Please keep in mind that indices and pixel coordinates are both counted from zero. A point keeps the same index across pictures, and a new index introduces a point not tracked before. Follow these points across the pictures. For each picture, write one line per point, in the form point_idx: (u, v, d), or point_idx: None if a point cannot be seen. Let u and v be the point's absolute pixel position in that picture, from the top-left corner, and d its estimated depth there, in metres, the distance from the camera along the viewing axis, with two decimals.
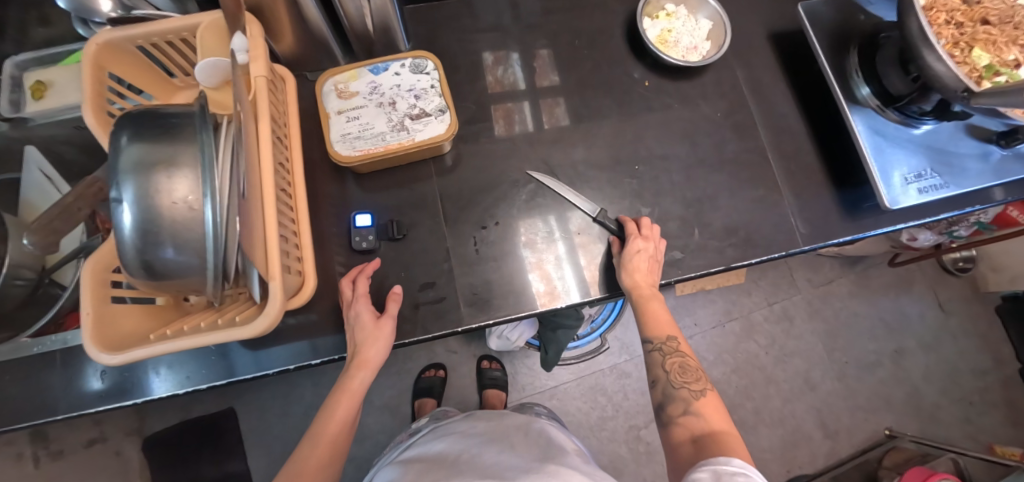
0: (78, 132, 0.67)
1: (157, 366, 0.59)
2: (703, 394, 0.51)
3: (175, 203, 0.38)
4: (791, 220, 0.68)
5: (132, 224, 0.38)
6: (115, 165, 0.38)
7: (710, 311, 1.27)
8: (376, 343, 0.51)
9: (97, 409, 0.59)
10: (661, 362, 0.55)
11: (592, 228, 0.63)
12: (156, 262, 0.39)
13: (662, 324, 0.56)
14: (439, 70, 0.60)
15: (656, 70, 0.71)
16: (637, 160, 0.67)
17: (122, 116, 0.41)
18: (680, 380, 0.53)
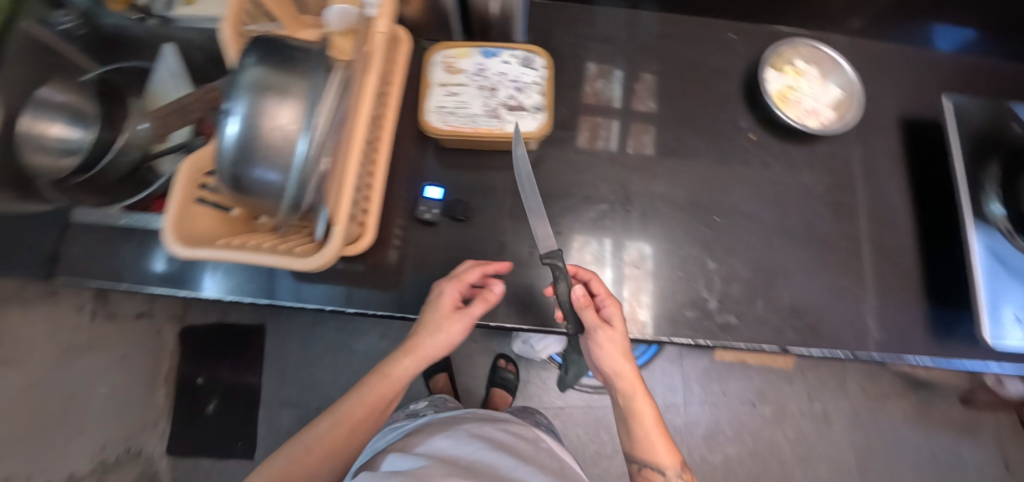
0: (211, 42, 0.73)
1: (205, 270, 0.64)
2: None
3: (276, 130, 0.40)
4: (867, 321, 0.62)
5: (234, 137, 0.41)
6: (237, 81, 0.41)
7: (743, 385, 1.19)
8: (447, 335, 0.51)
9: (155, 289, 0.66)
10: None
11: (645, 262, 0.61)
12: (245, 177, 0.42)
13: (668, 456, 0.50)
14: (548, 70, 0.60)
15: (765, 124, 0.67)
16: (719, 210, 0.64)
17: (254, 38, 0.44)
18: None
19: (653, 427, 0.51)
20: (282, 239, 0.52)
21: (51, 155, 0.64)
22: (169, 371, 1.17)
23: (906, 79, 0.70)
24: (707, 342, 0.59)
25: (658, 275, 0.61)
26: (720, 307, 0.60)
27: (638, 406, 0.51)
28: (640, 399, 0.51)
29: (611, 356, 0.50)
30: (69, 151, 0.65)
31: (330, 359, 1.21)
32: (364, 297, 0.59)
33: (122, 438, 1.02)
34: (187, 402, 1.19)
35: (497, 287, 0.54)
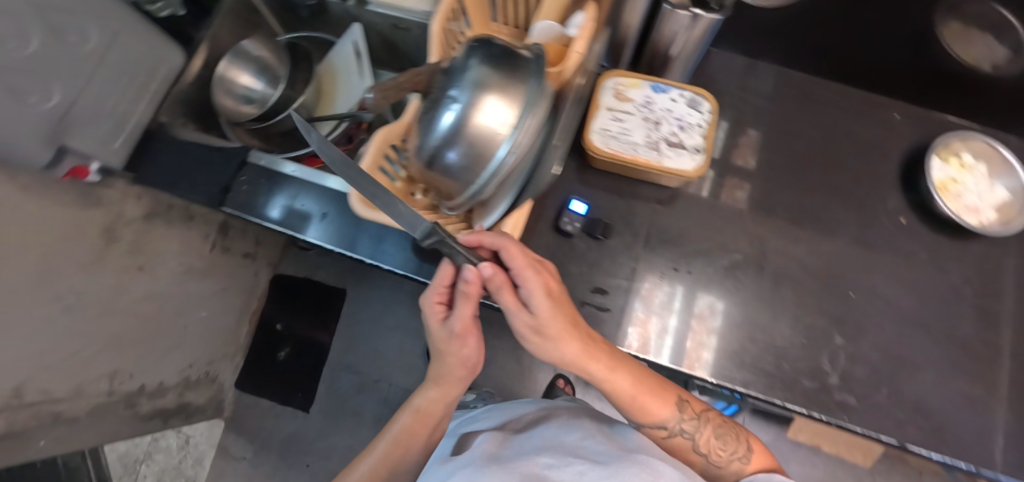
0: (392, 29, 0.81)
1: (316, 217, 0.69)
2: (750, 457, 0.52)
3: (491, 123, 0.44)
4: (1001, 438, 0.57)
5: (449, 124, 0.44)
6: (460, 73, 0.45)
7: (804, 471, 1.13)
8: (463, 337, 0.53)
9: (275, 227, 0.70)
10: (694, 445, 0.53)
11: (714, 318, 0.60)
12: (447, 159, 0.46)
13: (659, 410, 0.53)
14: (712, 114, 0.61)
15: (917, 210, 0.66)
16: (856, 286, 0.62)
17: (475, 38, 0.48)
18: (718, 456, 0.53)
19: (636, 396, 0.52)
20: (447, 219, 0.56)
21: (233, 99, 0.81)
22: (254, 312, 1.27)
23: None
24: (822, 416, 0.58)
25: (780, 337, 0.60)
26: (840, 385, 0.59)
27: (614, 379, 0.51)
28: (609, 373, 0.51)
29: (551, 340, 0.49)
30: (250, 100, 0.81)
31: (400, 335, 1.29)
32: None
33: (205, 362, 1.14)
34: (262, 345, 1.28)
35: (470, 272, 0.46)
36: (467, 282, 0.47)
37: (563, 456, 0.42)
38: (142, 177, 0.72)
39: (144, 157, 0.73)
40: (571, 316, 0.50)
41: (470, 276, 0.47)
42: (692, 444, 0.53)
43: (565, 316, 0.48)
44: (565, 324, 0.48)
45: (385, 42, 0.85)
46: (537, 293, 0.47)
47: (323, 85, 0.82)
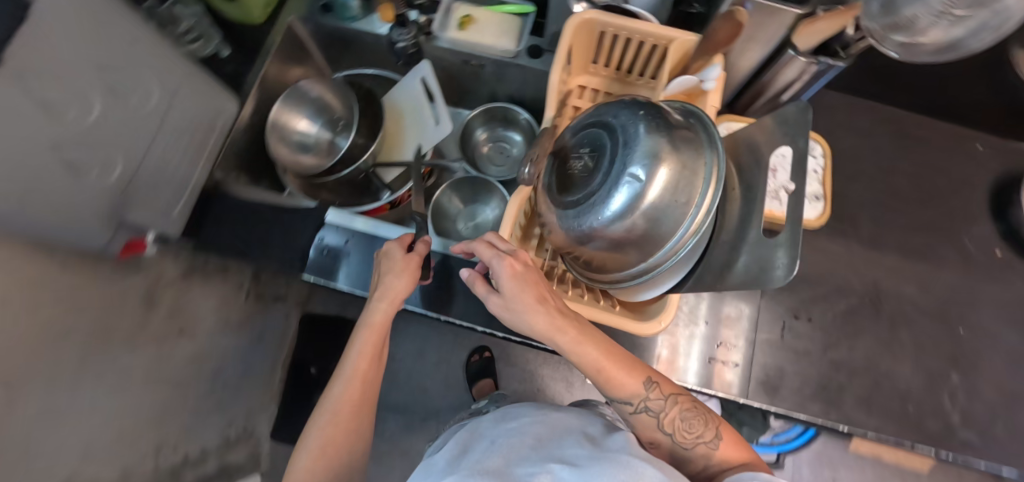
0: (460, 65, 0.75)
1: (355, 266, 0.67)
2: (721, 441, 0.42)
3: (673, 201, 0.41)
4: None
5: (625, 204, 0.41)
6: (629, 146, 0.42)
7: (856, 476, 1.16)
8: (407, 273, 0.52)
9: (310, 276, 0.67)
10: (658, 424, 0.43)
11: (742, 322, 0.61)
12: (619, 239, 0.43)
13: (626, 383, 0.43)
14: (827, 159, 0.60)
15: (1011, 241, 0.67)
16: (964, 322, 0.64)
17: (629, 103, 0.45)
18: (686, 438, 0.42)
19: (595, 365, 0.43)
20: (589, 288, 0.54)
21: (288, 147, 0.75)
22: (286, 356, 1.20)
23: None
24: (950, 456, 0.58)
25: (904, 380, 0.61)
26: (963, 423, 0.59)
27: (578, 348, 0.43)
28: (575, 343, 0.43)
29: (511, 309, 0.44)
30: (305, 146, 0.77)
31: (443, 369, 1.25)
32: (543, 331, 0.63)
33: (243, 417, 1.06)
34: (297, 390, 1.22)
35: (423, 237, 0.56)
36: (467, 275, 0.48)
37: (531, 467, 0.38)
38: (204, 242, 0.66)
39: (207, 219, 0.66)
40: (542, 287, 0.44)
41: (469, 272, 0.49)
42: (657, 422, 0.43)
43: (529, 297, 0.43)
44: (528, 297, 0.43)
45: (448, 77, 0.80)
46: (506, 276, 0.43)
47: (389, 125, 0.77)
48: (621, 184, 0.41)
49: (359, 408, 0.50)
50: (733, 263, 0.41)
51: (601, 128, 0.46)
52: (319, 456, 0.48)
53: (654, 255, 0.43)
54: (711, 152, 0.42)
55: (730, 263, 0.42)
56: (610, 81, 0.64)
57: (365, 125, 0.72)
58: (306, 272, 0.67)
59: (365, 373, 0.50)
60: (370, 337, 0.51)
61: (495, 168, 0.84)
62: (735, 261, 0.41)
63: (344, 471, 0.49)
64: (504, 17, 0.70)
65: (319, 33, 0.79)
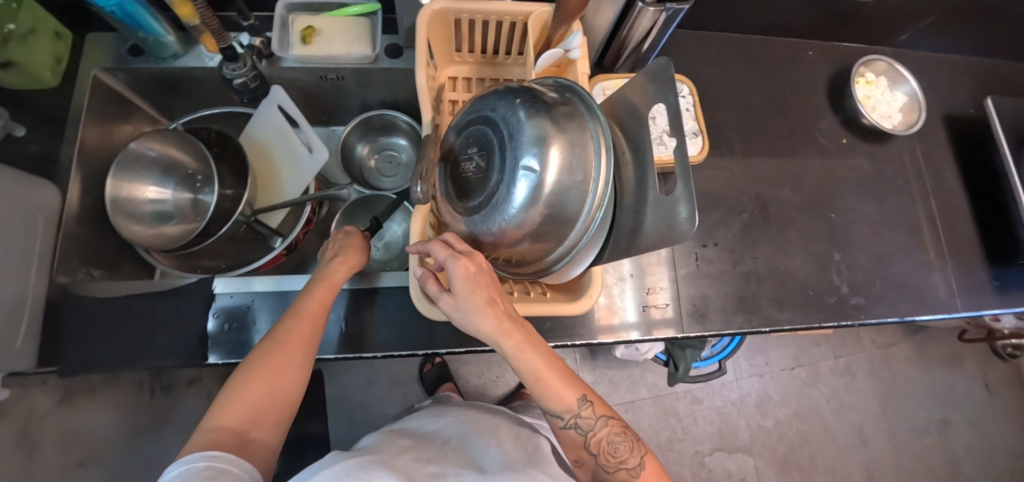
0: (318, 81, 0.68)
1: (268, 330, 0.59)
2: (643, 466, 0.45)
3: (575, 183, 0.40)
4: (952, 285, 0.74)
5: (528, 197, 0.40)
6: (515, 137, 0.41)
7: (782, 353, 1.35)
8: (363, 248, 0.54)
9: (216, 359, 0.57)
10: (585, 443, 0.45)
11: (654, 265, 0.65)
12: (531, 230, 0.42)
13: (564, 395, 0.43)
14: (694, 96, 0.64)
15: (850, 129, 0.78)
16: (832, 208, 0.73)
17: (507, 90, 0.44)
18: (609, 460, 0.45)
19: (538, 375, 0.42)
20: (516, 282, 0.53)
21: (142, 223, 0.63)
22: None
23: (941, 83, 0.84)
24: (848, 322, 0.68)
25: (801, 272, 0.69)
26: (851, 291, 0.70)
27: (526, 355, 0.41)
28: (523, 349, 0.41)
29: (461, 310, 0.40)
30: (166, 215, 0.66)
31: (402, 390, 1.21)
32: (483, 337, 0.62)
33: None
34: None
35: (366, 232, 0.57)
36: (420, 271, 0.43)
37: (456, 465, 0.50)
38: (72, 365, 0.55)
39: (65, 338, 0.55)
40: (493, 288, 0.41)
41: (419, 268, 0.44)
42: (583, 439, 0.45)
43: (485, 298, 0.40)
44: (482, 298, 0.40)
45: (309, 97, 0.72)
46: (461, 274, 0.40)
47: (257, 166, 0.68)
48: (519, 177, 0.40)
49: (297, 356, 0.44)
50: (640, 224, 0.43)
51: (484, 124, 0.44)
52: (246, 393, 0.41)
53: (568, 238, 0.43)
54: (594, 122, 0.42)
55: (638, 226, 0.44)
56: (480, 66, 0.62)
57: (227, 173, 0.63)
58: (213, 355, 0.57)
59: (310, 324, 0.46)
60: (320, 293, 0.48)
61: (389, 180, 0.79)
62: (642, 223, 0.43)
63: (269, 418, 0.41)
64: (349, 20, 0.65)
65: (137, 82, 0.66)
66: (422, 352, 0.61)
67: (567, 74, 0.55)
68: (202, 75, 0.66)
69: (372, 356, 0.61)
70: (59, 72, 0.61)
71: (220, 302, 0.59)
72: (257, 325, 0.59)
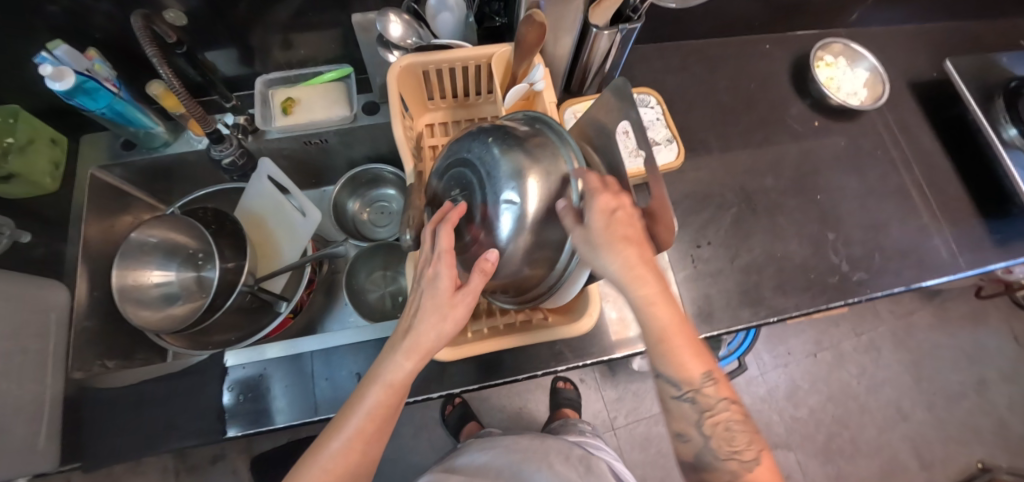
0: (303, 146, 0.70)
1: (281, 395, 0.57)
2: (757, 464, 0.40)
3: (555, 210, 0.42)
4: (952, 247, 0.74)
5: (512, 230, 0.42)
6: (494, 173, 0.43)
7: (802, 340, 1.33)
8: (461, 312, 0.41)
9: (239, 430, 0.56)
10: (698, 422, 0.41)
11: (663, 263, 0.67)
12: (522, 258, 0.43)
13: (688, 364, 0.40)
14: (662, 105, 0.67)
15: (820, 111, 0.80)
16: (818, 189, 0.74)
17: (482, 128, 0.46)
18: (725, 446, 0.41)
19: (663, 336, 0.40)
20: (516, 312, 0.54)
21: (151, 307, 0.65)
22: None
23: (901, 52, 0.86)
24: (855, 299, 0.68)
25: (797, 255, 0.69)
26: (852, 268, 0.70)
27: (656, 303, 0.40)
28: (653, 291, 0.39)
29: (592, 243, 0.38)
30: (172, 297, 0.68)
31: (426, 436, 1.19)
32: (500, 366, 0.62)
33: None
34: None
35: (493, 253, 0.41)
36: (487, 259, 0.41)
37: None
38: (93, 458, 0.55)
39: (85, 432, 0.55)
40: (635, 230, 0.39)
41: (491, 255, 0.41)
42: (695, 417, 0.41)
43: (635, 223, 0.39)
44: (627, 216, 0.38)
45: (298, 163, 0.75)
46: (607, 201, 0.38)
47: (252, 235, 0.70)
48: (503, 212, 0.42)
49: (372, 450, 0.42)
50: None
51: (462, 166, 0.46)
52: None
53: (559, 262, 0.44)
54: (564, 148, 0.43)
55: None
56: (454, 110, 0.65)
57: (225, 245, 0.65)
58: (229, 429, 0.56)
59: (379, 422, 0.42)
60: (385, 398, 0.42)
61: (382, 229, 0.81)
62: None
63: None
64: (326, 86, 0.68)
65: (133, 174, 0.69)
66: (437, 395, 0.60)
67: (536, 106, 0.58)
68: (194, 158, 0.69)
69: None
70: (58, 177, 0.64)
71: (233, 373, 0.58)
72: (279, 388, 0.58)
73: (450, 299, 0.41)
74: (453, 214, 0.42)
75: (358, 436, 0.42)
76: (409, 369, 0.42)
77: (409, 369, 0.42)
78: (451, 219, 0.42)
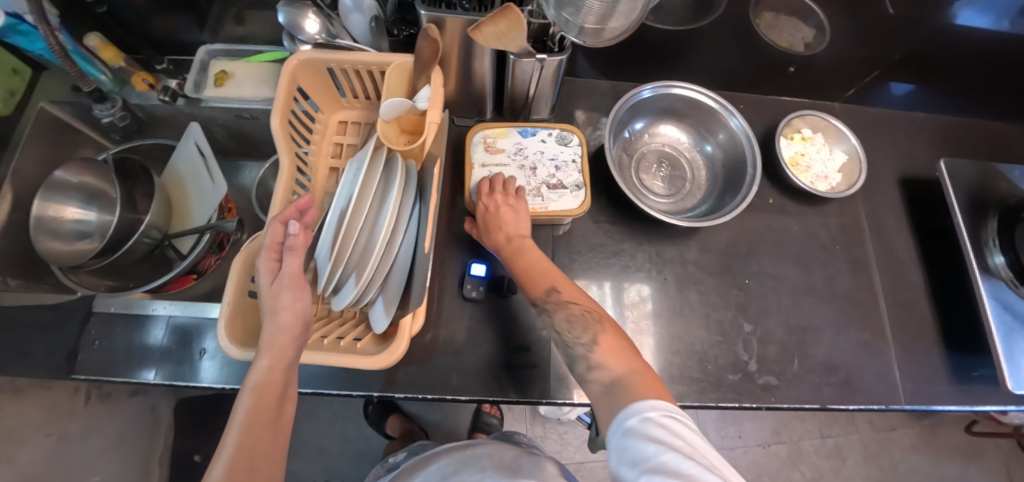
0: (235, 119, 0.71)
1: (134, 354, 0.61)
2: (598, 340, 0.45)
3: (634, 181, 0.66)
4: (894, 373, 0.64)
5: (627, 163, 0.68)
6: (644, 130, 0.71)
7: (758, 427, 1.20)
8: (293, 296, 0.42)
9: (115, 379, 0.60)
10: (557, 326, 0.48)
11: (644, 304, 0.63)
12: (670, 181, 0.69)
13: (539, 280, 0.52)
14: (582, 146, 0.63)
15: (781, 187, 0.72)
16: (748, 273, 0.67)
17: (640, 100, 0.67)
18: (575, 333, 0.47)
19: (529, 273, 0.52)
20: (337, 327, 0.53)
21: (64, 240, 0.68)
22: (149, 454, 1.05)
23: (897, 142, 0.77)
24: (752, 405, 0.60)
25: (697, 341, 0.62)
26: (760, 369, 0.62)
27: (529, 265, 0.53)
28: (521, 261, 0.53)
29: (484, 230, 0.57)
30: (86, 234, 0.69)
31: (340, 426, 1.14)
32: (340, 377, 0.57)
33: None
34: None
35: (295, 229, 0.44)
36: (292, 236, 0.43)
37: None
38: None
39: None
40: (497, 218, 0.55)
41: (299, 232, 0.44)
42: (552, 322, 0.49)
43: (505, 233, 0.55)
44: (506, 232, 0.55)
45: (235, 134, 0.77)
46: (486, 210, 0.56)
47: (170, 192, 0.73)
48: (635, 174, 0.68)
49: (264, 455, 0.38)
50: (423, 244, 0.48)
51: (642, 105, 0.68)
52: None
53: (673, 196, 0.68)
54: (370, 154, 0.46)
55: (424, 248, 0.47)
56: (369, 111, 0.65)
57: (140, 196, 0.70)
58: (82, 374, 0.60)
59: (259, 425, 0.38)
60: (259, 402, 0.39)
61: None
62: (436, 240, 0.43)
63: None
64: (261, 65, 0.69)
65: (81, 113, 0.73)
66: None
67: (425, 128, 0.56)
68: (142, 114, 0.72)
69: (221, 388, 0.60)
70: (13, 103, 0.69)
71: (96, 324, 0.62)
72: (128, 341, 0.62)
73: (271, 289, 0.41)
74: (287, 210, 0.46)
75: (245, 447, 0.37)
76: (270, 366, 0.40)
77: (270, 367, 0.40)
78: (286, 216, 0.46)
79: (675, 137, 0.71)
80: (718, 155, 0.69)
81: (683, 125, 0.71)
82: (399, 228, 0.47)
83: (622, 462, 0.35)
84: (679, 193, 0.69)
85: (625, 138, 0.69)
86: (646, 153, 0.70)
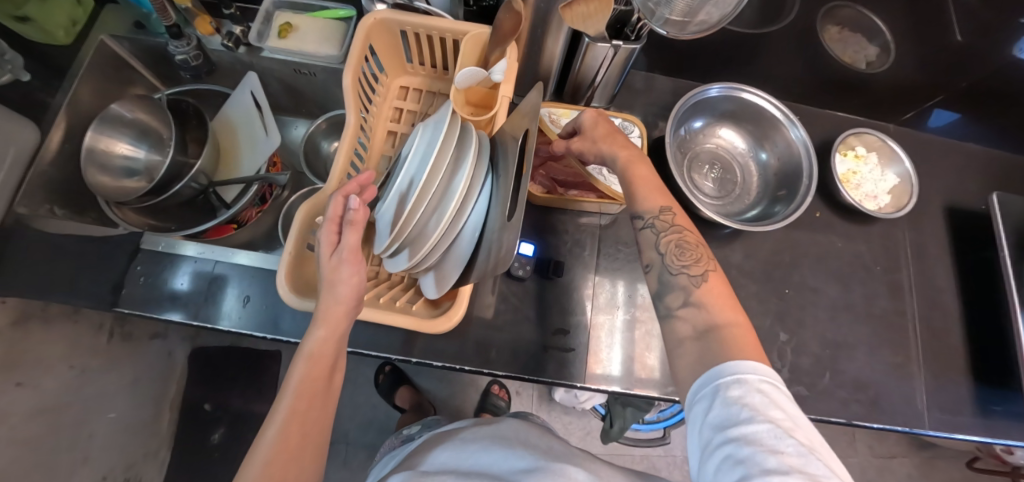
0: (292, 73, 0.72)
1: (172, 293, 0.61)
2: (706, 277, 0.42)
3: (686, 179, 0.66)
4: (922, 398, 0.64)
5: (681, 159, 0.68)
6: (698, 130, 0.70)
7: None
8: (351, 269, 0.41)
9: (154, 316, 0.60)
10: (657, 241, 0.45)
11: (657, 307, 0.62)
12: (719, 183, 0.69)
13: (654, 194, 0.47)
14: (642, 139, 0.62)
15: (828, 203, 0.72)
16: (789, 283, 0.67)
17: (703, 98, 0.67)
18: (679, 262, 0.43)
19: (631, 180, 0.48)
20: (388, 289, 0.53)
21: (111, 174, 0.68)
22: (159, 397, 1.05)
23: (948, 171, 0.77)
24: None
25: None
26: (792, 378, 0.62)
27: (636, 174, 0.49)
28: (633, 167, 0.49)
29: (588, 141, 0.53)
30: (133, 172, 0.70)
31: (350, 391, 1.15)
32: (379, 340, 0.57)
33: (122, 467, 0.88)
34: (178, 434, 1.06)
35: (356, 203, 0.41)
36: (352, 209, 0.41)
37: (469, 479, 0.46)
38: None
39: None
40: (611, 135, 0.52)
41: (361, 206, 0.41)
42: (653, 239, 0.46)
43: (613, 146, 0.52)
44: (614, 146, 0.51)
45: (290, 89, 0.77)
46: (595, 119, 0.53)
47: (220, 139, 0.73)
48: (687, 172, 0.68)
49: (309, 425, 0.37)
50: (487, 222, 0.47)
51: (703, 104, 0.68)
52: None
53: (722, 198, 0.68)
54: (448, 125, 0.46)
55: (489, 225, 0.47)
56: (432, 80, 0.65)
57: (190, 141, 0.70)
58: (124, 306, 0.60)
59: (310, 394, 0.37)
60: (309, 372, 0.38)
61: None
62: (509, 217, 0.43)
63: None
64: (326, 22, 0.69)
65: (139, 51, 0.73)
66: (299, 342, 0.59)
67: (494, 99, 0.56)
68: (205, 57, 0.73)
69: (261, 337, 0.60)
70: (74, 33, 0.69)
71: (141, 259, 0.62)
72: (173, 281, 0.62)
73: (331, 262, 0.40)
74: (350, 185, 0.44)
75: (295, 417, 0.36)
76: (325, 338, 0.39)
77: (325, 337, 0.39)
78: (347, 189, 0.43)
79: (731, 141, 0.71)
80: (772, 164, 0.69)
81: (740, 129, 0.71)
82: (467, 204, 0.47)
83: (705, 423, 0.33)
84: (727, 196, 0.69)
85: (680, 136, 0.69)
86: (699, 153, 0.70)
